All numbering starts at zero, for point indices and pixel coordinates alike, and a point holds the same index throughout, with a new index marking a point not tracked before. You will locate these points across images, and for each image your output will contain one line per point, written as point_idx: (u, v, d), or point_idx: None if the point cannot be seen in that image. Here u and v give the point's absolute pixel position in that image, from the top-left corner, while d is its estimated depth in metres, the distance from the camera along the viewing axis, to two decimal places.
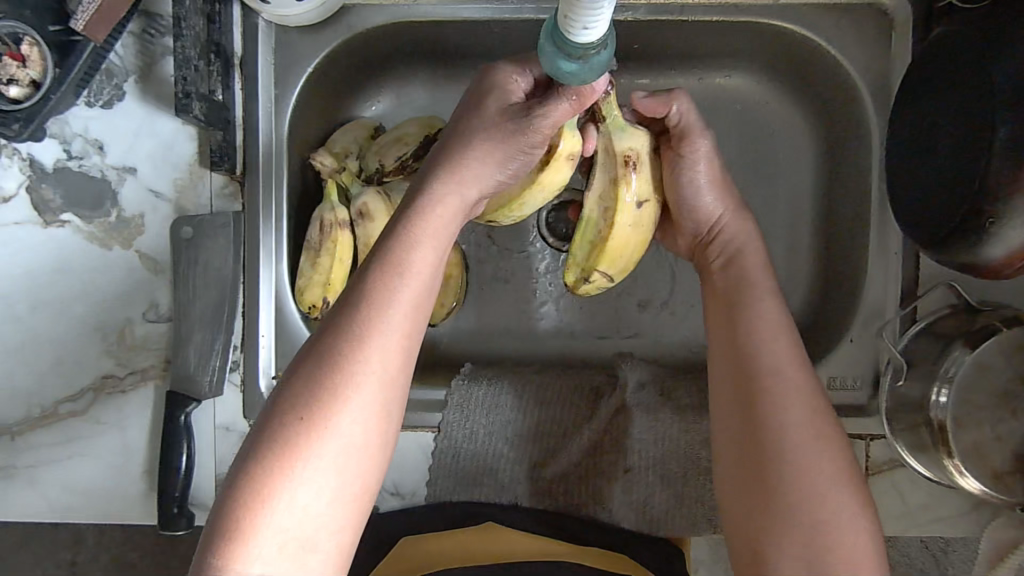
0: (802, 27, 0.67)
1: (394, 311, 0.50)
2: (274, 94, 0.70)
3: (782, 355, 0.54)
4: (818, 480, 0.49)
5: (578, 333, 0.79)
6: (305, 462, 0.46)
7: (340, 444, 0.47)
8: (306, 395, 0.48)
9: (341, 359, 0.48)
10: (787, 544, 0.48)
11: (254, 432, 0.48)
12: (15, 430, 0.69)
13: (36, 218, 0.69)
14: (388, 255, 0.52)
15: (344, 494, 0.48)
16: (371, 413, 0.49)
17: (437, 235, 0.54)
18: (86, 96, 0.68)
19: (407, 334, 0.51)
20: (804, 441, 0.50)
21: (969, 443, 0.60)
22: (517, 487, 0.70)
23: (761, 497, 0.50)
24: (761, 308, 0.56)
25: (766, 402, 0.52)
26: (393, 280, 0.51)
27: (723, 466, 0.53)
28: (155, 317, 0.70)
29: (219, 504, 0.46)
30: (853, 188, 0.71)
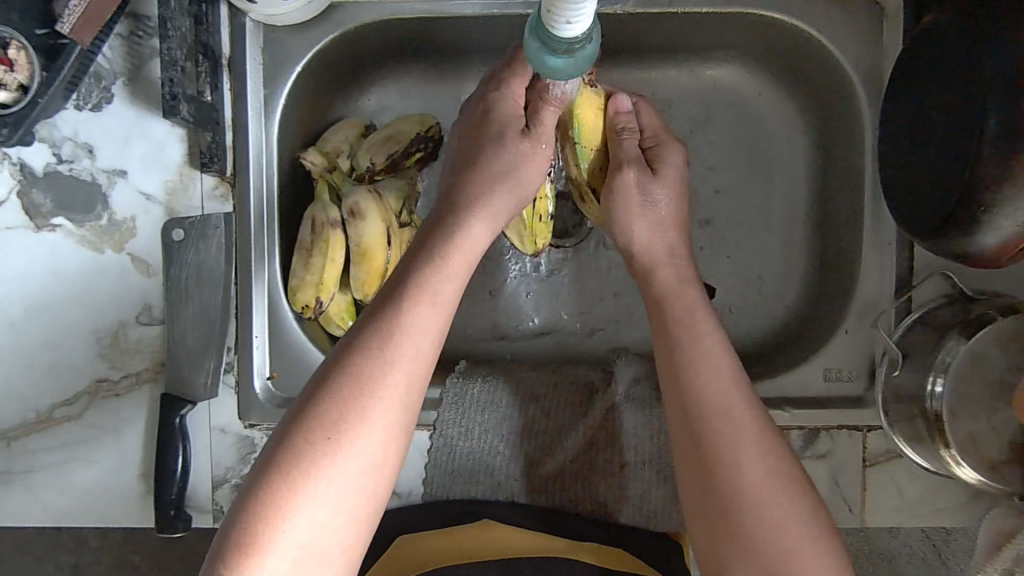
0: (791, 18, 0.67)
1: (418, 336, 0.52)
2: (263, 94, 0.69)
3: (711, 364, 0.55)
4: (768, 486, 0.50)
5: (573, 329, 0.79)
6: (326, 479, 0.47)
7: (361, 462, 0.48)
8: (333, 413, 0.48)
9: (370, 380, 0.49)
10: (742, 555, 0.48)
11: (271, 445, 0.48)
12: (12, 435, 0.69)
13: (27, 223, 0.68)
14: (412, 278, 0.54)
15: (358, 512, 0.48)
16: (392, 436, 0.50)
17: (461, 271, 0.56)
18: (75, 99, 0.68)
19: (429, 361, 0.52)
20: (763, 472, 0.50)
21: (965, 433, 0.60)
22: (511, 485, 0.70)
23: (716, 509, 0.50)
24: (691, 324, 0.57)
25: (704, 415, 0.53)
26: (420, 307, 0.53)
27: (685, 485, 0.53)
28: (148, 320, 0.69)
29: (233, 514, 0.46)
30: (846, 179, 0.71)
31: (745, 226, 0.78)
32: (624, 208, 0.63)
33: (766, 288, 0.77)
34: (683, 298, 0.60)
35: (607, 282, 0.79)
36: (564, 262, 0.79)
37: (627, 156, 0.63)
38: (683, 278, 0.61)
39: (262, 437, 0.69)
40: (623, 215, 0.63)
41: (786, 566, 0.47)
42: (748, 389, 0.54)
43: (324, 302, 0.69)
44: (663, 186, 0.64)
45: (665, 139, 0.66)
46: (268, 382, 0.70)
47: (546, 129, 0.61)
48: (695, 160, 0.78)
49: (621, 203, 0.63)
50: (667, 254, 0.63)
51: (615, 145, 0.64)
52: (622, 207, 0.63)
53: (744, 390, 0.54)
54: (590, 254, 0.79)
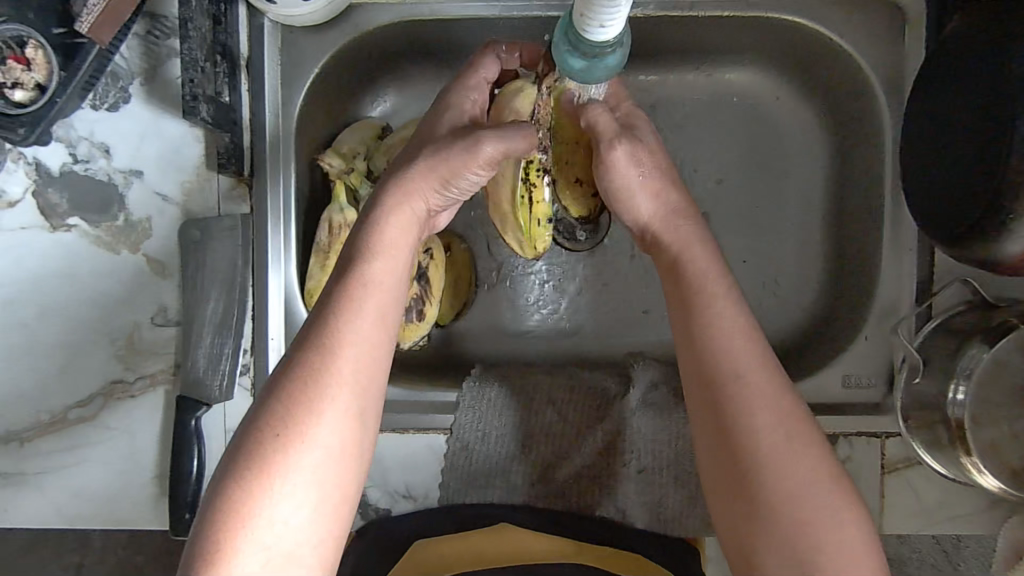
0: (813, 22, 0.67)
1: (360, 321, 0.50)
2: (281, 95, 0.69)
3: (730, 327, 0.52)
4: (783, 448, 0.48)
5: (586, 332, 0.78)
6: (283, 477, 0.45)
7: (317, 455, 0.46)
8: (281, 410, 0.46)
9: (314, 372, 0.47)
10: (774, 536, 0.47)
11: (230, 449, 0.47)
12: (25, 437, 0.69)
13: (43, 223, 0.68)
14: (352, 264, 0.52)
15: (325, 506, 0.47)
16: (346, 425, 0.48)
17: (401, 249, 0.54)
18: (92, 98, 0.68)
19: (374, 343, 0.50)
20: (781, 441, 0.48)
21: (986, 442, 0.60)
22: (525, 489, 0.70)
23: (733, 483, 0.49)
24: (706, 292, 0.54)
25: (721, 390, 0.50)
26: (359, 291, 0.50)
27: (707, 463, 0.51)
28: (163, 321, 0.69)
29: (198, 524, 0.45)
30: (863, 184, 0.71)
31: (761, 231, 0.78)
32: (621, 186, 0.58)
33: (782, 293, 0.77)
34: (692, 264, 0.55)
35: (622, 285, 0.78)
36: (578, 266, 0.79)
37: (607, 131, 0.58)
38: (687, 243, 0.56)
39: None
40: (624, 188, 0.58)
41: (809, 537, 0.46)
42: (755, 362, 0.51)
43: None
44: (649, 153, 0.59)
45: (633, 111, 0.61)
46: None
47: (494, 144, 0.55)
48: (711, 163, 0.78)
49: (618, 185, 0.58)
50: (674, 216, 0.58)
51: (588, 124, 0.58)
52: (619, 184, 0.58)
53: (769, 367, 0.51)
54: (604, 258, 0.78)
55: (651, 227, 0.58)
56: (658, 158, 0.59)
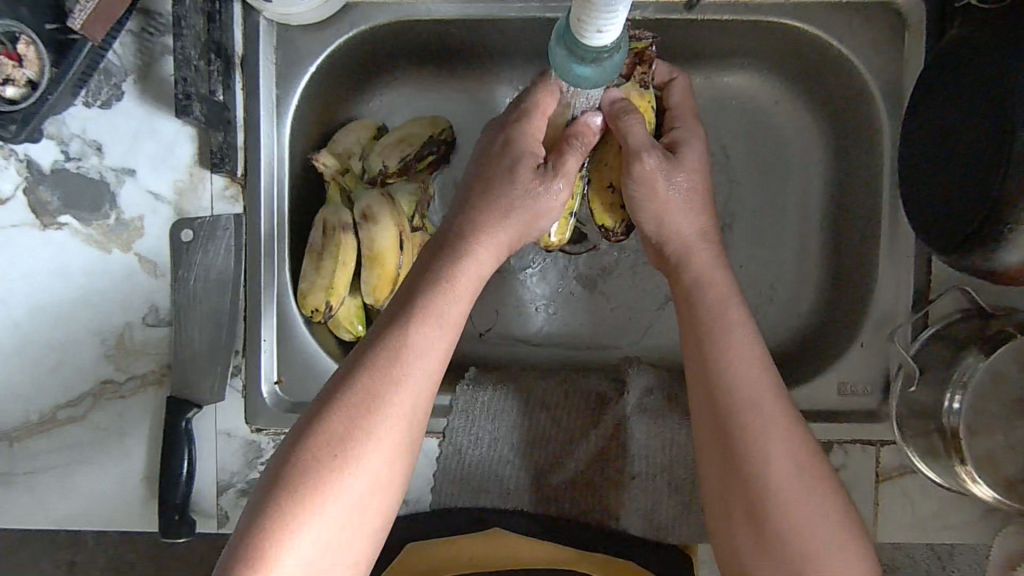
0: (812, 27, 0.66)
1: (426, 356, 0.52)
2: (275, 94, 0.68)
3: (741, 351, 0.53)
4: (795, 480, 0.49)
5: (582, 336, 0.78)
6: (335, 496, 0.46)
7: (369, 478, 0.48)
8: (343, 430, 0.48)
9: (377, 398, 0.49)
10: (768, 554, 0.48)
11: (280, 461, 0.48)
12: (14, 436, 0.68)
13: (34, 220, 0.67)
14: (420, 299, 0.54)
15: (364, 527, 0.48)
16: (397, 453, 0.49)
17: (468, 290, 0.56)
18: (85, 96, 0.67)
19: (435, 379, 0.52)
20: (792, 471, 0.49)
21: (982, 451, 0.60)
22: (521, 493, 0.69)
23: (739, 500, 0.50)
24: (726, 318, 0.55)
25: (738, 413, 0.51)
26: (426, 328, 0.52)
27: (708, 477, 0.52)
28: (155, 321, 0.68)
29: (241, 530, 0.46)
30: (862, 190, 0.71)
31: (758, 235, 0.77)
32: (648, 194, 0.59)
33: (779, 297, 0.77)
34: (715, 283, 0.57)
35: (618, 289, 0.78)
36: (574, 269, 0.78)
37: (640, 143, 0.58)
38: (710, 266, 0.58)
39: (269, 442, 0.69)
40: (650, 202, 0.59)
41: (808, 564, 0.47)
42: (788, 398, 0.53)
43: (334, 306, 0.67)
44: (683, 172, 0.60)
45: (687, 121, 0.63)
46: (275, 386, 0.69)
47: (564, 171, 0.59)
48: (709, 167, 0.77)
49: (646, 191, 0.59)
50: (697, 237, 0.60)
51: (623, 132, 0.58)
52: (648, 195, 0.59)
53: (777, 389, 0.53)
54: (601, 261, 0.78)
55: (669, 242, 0.60)
56: (690, 171, 0.61)
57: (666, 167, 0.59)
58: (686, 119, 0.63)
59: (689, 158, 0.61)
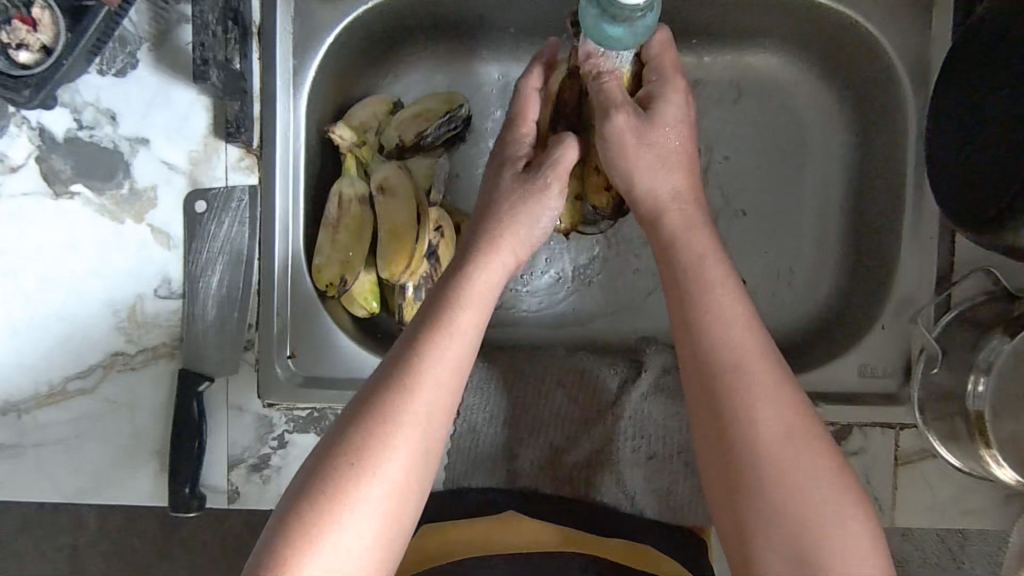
0: (838, 3, 0.65)
1: (440, 366, 0.48)
2: (292, 65, 0.67)
3: (720, 309, 0.49)
4: (788, 445, 0.45)
5: (597, 317, 0.77)
6: (350, 515, 0.43)
7: (384, 494, 0.44)
8: (356, 449, 0.45)
9: (390, 412, 0.46)
10: (771, 529, 0.43)
11: (293, 486, 0.45)
12: (22, 408, 0.67)
13: (46, 189, 0.67)
14: (435, 309, 0.51)
15: (383, 544, 0.45)
16: (414, 470, 0.46)
17: (482, 295, 0.53)
18: (98, 63, 0.66)
19: (453, 390, 0.49)
20: (782, 434, 0.45)
21: (1007, 434, 0.59)
22: (536, 477, 0.68)
23: (729, 471, 0.45)
24: (705, 273, 0.51)
25: (724, 379, 0.47)
26: (441, 328, 0.50)
27: (700, 452, 0.48)
28: (167, 293, 0.68)
29: (257, 556, 0.43)
30: (885, 171, 0.70)
31: (777, 218, 0.76)
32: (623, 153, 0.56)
33: (797, 281, 0.76)
34: (691, 244, 0.53)
35: (633, 271, 0.77)
36: (590, 249, 0.77)
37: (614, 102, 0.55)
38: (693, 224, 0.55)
39: (281, 417, 0.68)
40: (628, 163, 0.56)
41: (817, 536, 0.42)
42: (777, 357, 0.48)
43: (349, 281, 0.67)
44: (661, 131, 0.57)
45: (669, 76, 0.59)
46: (288, 360, 0.68)
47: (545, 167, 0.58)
48: (728, 149, 0.76)
49: (620, 153, 0.56)
50: (674, 198, 0.56)
51: (594, 89, 0.55)
52: (620, 157, 0.56)
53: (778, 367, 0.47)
54: (616, 242, 0.77)
55: (643, 200, 0.57)
56: (673, 130, 0.58)
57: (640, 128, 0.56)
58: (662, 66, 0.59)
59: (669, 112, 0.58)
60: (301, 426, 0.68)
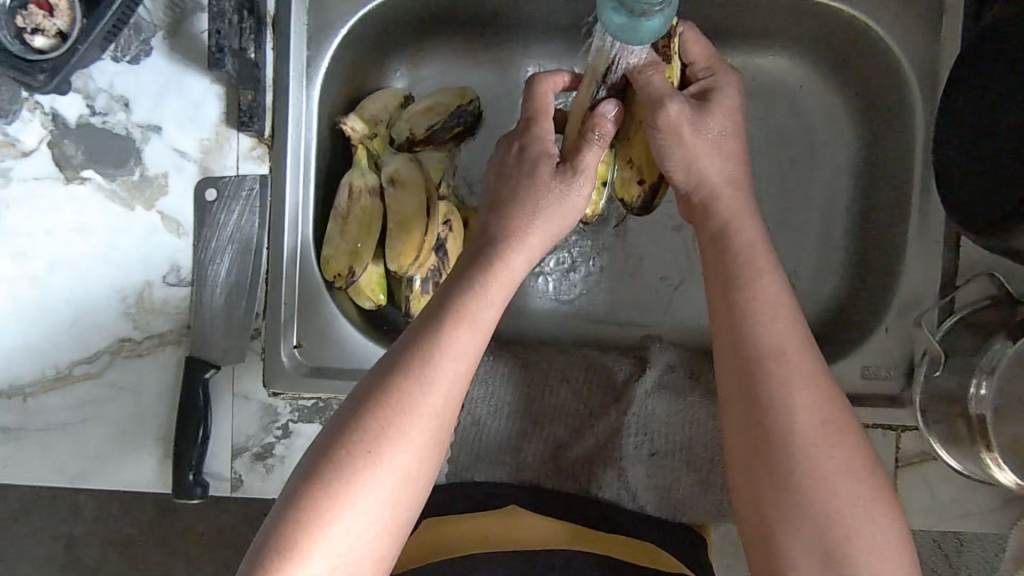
0: (849, 6, 0.66)
1: (458, 352, 0.49)
2: (306, 56, 0.67)
3: (766, 302, 0.50)
4: (824, 439, 0.45)
5: (602, 314, 0.77)
6: (365, 491, 0.44)
7: (398, 474, 0.45)
8: (374, 427, 0.45)
9: (408, 393, 0.46)
10: (799, 518, 0.43)
11: (309, 456, 0.45)
12: (28, 391, 0.67)
13: (57, 174, 0.67)
14: (456, 293, 0.51)
15: (393, 522, 0.45)
16: (428, 452, 0.47)
17: (503, 283, 0.53)
18: (113, 50, 0.66)
19: (467, 375, 0.49)
20: (818, 427, 0.45)
21: (1008, 436, 0.59)
22: (535, 469, 0.68)
23: (760, 458, 0.46)
24: (753, 267, 0.52)
25: (767, 365, 0.47)
26: (458, 323, 0.49)
27: (731, 438, 0.48)
28: (176, 281, 0.68)
29: (271, 522, 0.44)
30: (891, 174, 0.70)
31: (782, 219, 0.77)
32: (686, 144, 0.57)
33: (801, 282, 0.76)
34: (736, 239, 0.54)
35: (639, 269, 0.78)
36: (597, 246, 0.78)
37: (662, 92, 0.56)
38: (738, 219, 0.55)
39: (285, 407, 0.68)
40: (684, 153, 0.57)
41: (842, 528, 0.43)
42: (818, 352, 0.49)
43: (357, 272, 0.67)
44: (716, 119, 0.58)
45: (719, 73, 0.60)
46: (294, 350, 0.68)
47: (587, 169, 0.58)
48: None
49: (672, 140, 0.57)
50: (729, 185, 0.57)
51: (640, 86, 0.56)
52: (674, 143, 0.57)
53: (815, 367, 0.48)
54: (624, 239, 0.77)
55: (698, 192, 0.57)
56: (723, 120, 0.58)
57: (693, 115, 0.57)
58: (708, 65, 0.61)
59: (724, 104, 0.59)
60: (306, 416, 0.68)
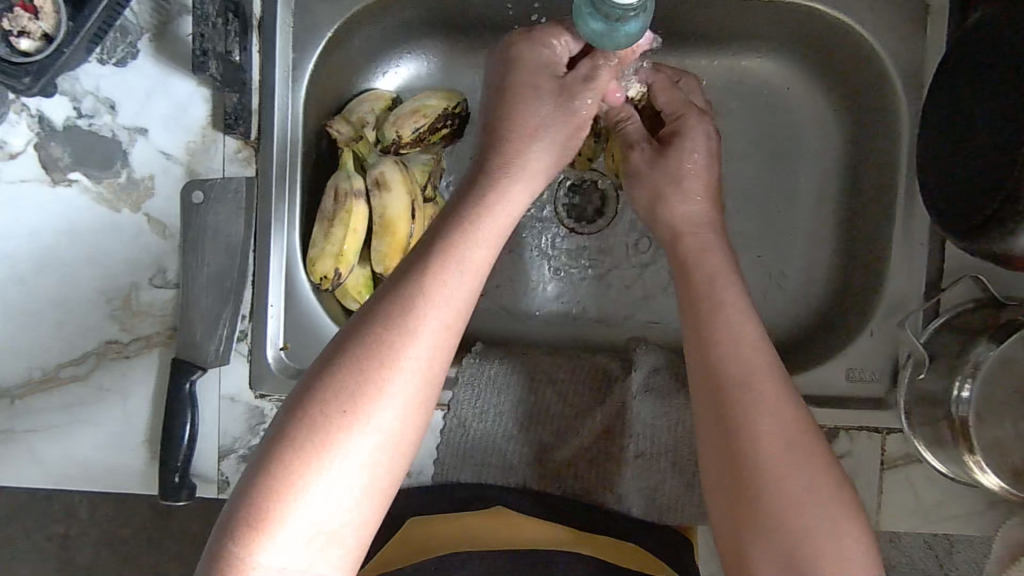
0: (832, 9, 0.66)
1: (440, 304, 0.47)
2: (291, 58, 0.67)
3: (728, 329, 0.50)
4: (787, 462, 0.45)
5: (590, 316, 0.78)
6: (341, 452, 0.43)
7: (379, 434, 0.44)
8: (351, 384, 0.44)
9: (388, 349, 0.45)
10: (769, 541, 0.44)
11: (283, 416, 0.44)
12: (16, 393, 0.68)
13: (44, 176, 0.67)
14: (438, 244, 0.49)
15: (375, 485, 0.44)
16: (412, 410, 0.45)
17: (491, 233, 0.51)
18: (99, 53, 0.66)
19: (453, 328, 0.47)
20: (780, 451, 0.45)
21: (990, 439, 0.59)
22: (524, 470, 0.69)
23: (731, 482, 0.46)
24: (720, 300, 0.52)
25: (733, 391, 0.48)
26: (447, 266, 0.48)
27: (704, 462, 0.49)
28: (162, 283, 0.68)
29: (245, 485, 0.43)
30: (877, 177, 0.70)
31: (770, 221, 0.77)
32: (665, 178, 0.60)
33: (789, 284, 0.76)
34: (702, 264, 0.55)
35: (627, 270, 0.78)
36: (584, 248, 0.78)
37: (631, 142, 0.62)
38: (703, 247, 0.57)
39: (272, 409, 0.68)
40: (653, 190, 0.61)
41: (809, 551, 0.43)
42: (785, 378, 0.49)
43: (343, 273, 0.67)
44: (679, 161, 0.61)
45: (689, 115, 0.62)
46: (281, 352, 0.68)
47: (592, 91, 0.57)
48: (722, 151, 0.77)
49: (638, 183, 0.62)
50: (702, 222, 0.59)
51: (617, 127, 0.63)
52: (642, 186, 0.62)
53: (773, 364, 0.49)
54: (612, 241, 0.78)
55: (677, 221, 0.59)
56: (691, 159, 0.60)
57: (655, 161, 0.61)
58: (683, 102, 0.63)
59: (691, 146, 0.61)
60: None
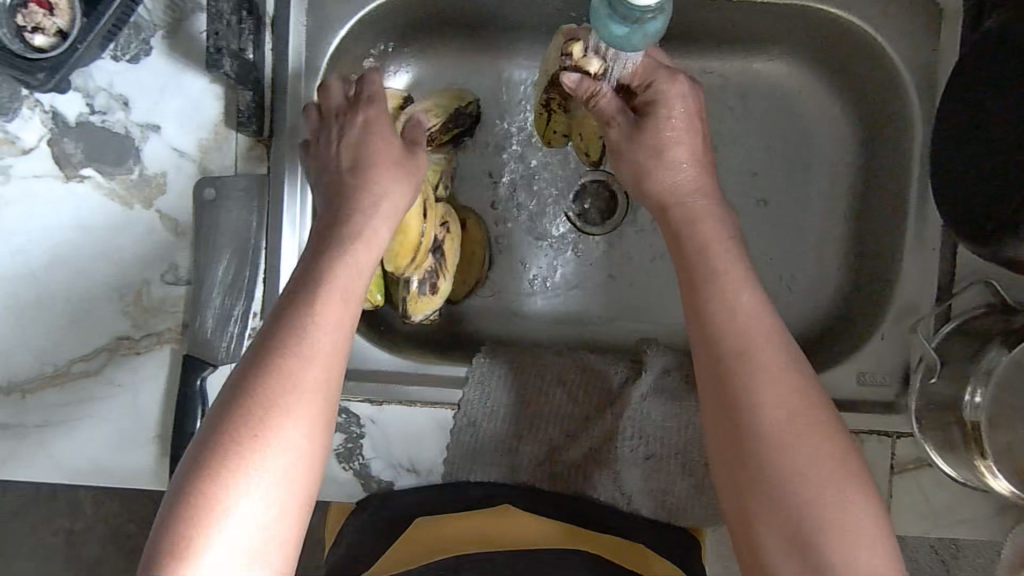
0: (845, 12, 0.66)
1: (323, 324, 0.49)
2: (304, 57, 0.68)
3: (732, 312, 0.50)
4: (791, 434, 0.46)
5: (599, 317, 0.78)
6: (249, 473, 0.44)
7: (283, 451, 0.45)
8: (250, 409, 0.45)
9: (282, 371, 0.47)
10: (778, 516, 0.45)
11: (192, 450, 0.45)
12: (27, 388, 0.68)
13: (57, 172, 0.67)
14: (318, 270, 0.51)
15: (290, 500, 0.45)
16: (312, 423, 0.47)
17: (362, 255, 0.54)
18: (113, 49, 0.67)
19: (340, 345, 0.50)
20: (783, 424, 0.46)
21: (1002, 444, 0.58)
22: (528, 469, 0.69)
23: (737, 457, 0.47)
24: (728, 288, 0.51)
25: (739, 372, 0.48)
26: (331, 292, 0.50)
27: (712, 443, 0.50)
28: (174, 280, 0.68)
29: (161, 522, 0.43)
30: (889, 181, 0.70)
31: (781, 224, 0.77)
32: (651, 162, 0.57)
33: (799, 287, 0.76)
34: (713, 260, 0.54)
35: (636, 271, 0.78)
36: (594, 248, 0.78)
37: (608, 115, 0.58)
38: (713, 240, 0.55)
39: None
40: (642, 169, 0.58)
41: (817, 524, 0.44)
42: (796, 357, 0.49)
43: None
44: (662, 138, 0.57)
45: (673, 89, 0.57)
46: None
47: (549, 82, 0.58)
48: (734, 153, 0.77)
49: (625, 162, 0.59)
50: (698, 190, 0.56)
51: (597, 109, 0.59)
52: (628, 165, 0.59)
53: (781, 346, 0.49)
54: (622, 242, 0.78)
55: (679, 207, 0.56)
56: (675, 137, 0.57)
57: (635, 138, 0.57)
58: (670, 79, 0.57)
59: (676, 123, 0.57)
60: None
